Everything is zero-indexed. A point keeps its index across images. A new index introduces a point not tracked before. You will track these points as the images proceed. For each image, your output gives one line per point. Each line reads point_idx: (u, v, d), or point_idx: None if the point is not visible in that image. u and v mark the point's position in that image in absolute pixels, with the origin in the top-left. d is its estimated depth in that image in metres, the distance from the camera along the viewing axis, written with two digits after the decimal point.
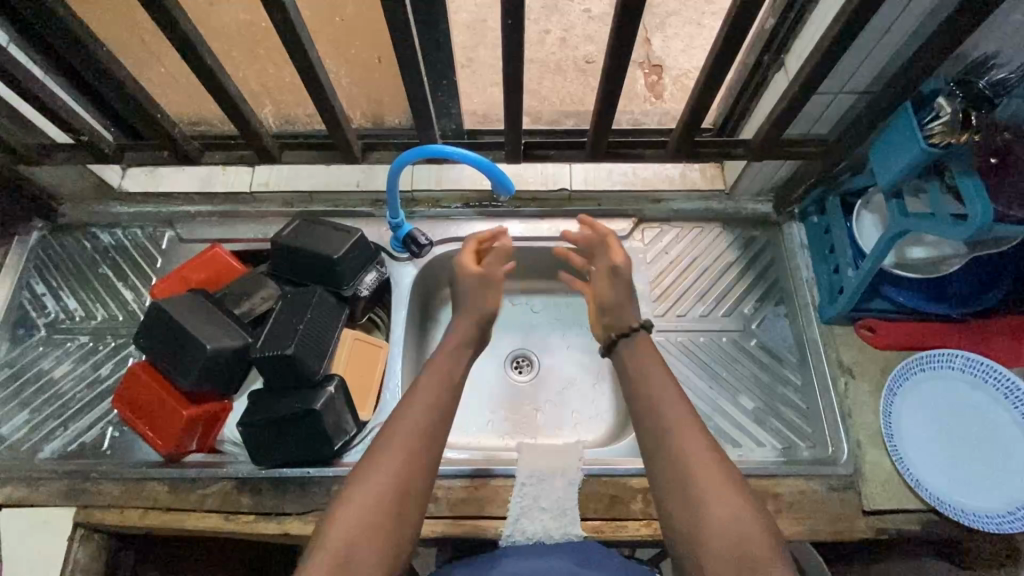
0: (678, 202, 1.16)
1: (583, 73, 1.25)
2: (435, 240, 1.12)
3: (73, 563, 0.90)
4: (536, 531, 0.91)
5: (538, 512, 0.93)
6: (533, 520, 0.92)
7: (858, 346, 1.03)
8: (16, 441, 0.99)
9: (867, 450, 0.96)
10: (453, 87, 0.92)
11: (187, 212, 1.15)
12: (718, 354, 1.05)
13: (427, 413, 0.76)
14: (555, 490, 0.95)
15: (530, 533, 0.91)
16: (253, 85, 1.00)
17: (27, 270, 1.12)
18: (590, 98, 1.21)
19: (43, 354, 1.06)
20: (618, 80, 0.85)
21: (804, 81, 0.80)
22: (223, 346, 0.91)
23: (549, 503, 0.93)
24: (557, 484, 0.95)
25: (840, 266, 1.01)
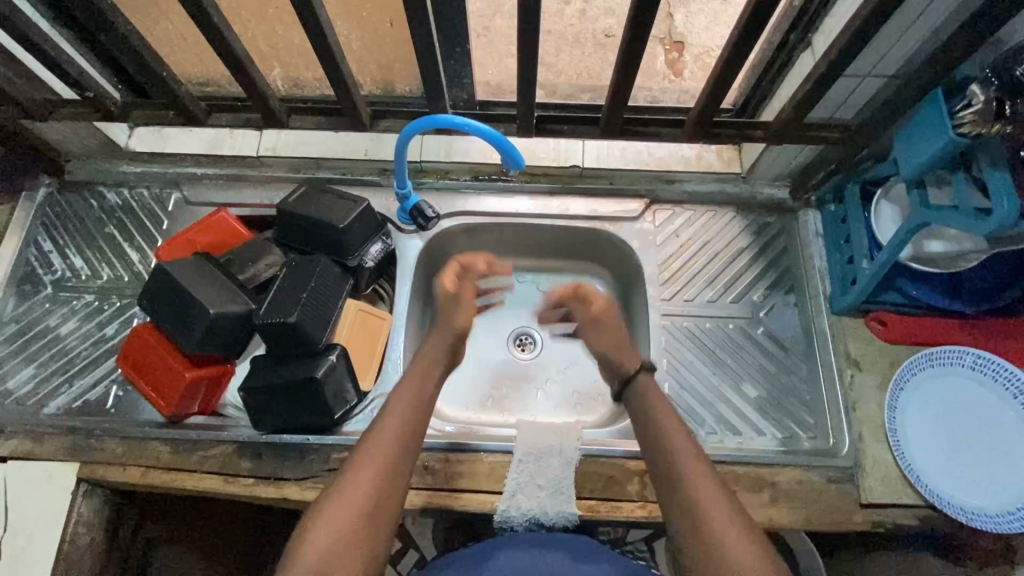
0: (692, 183, 1.13)
1: (602, 47, 1.21)
2: (442, 214, 1.11)
3: (77, 516, 0.92)
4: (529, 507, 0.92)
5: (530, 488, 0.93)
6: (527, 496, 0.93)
7: (867, 338, 1.01)
8: (22, 395, 1.00)
9: (869, 444, 0.95)
10: (466, 56, 0.90)
11: (193, 173, 1.13)
12: (724, 341, 1.03)
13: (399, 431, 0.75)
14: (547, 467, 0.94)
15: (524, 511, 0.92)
16: (262, 46, 0.97)
17: (33, 228, 1.12)
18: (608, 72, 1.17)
19: (49, 311, 1.06)
20: (638, 55, 0.82)
21: (832, 61, 0.77)
22: (226, 312, 0.91)
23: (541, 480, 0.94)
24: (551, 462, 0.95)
25: (856, 257, 0.98)
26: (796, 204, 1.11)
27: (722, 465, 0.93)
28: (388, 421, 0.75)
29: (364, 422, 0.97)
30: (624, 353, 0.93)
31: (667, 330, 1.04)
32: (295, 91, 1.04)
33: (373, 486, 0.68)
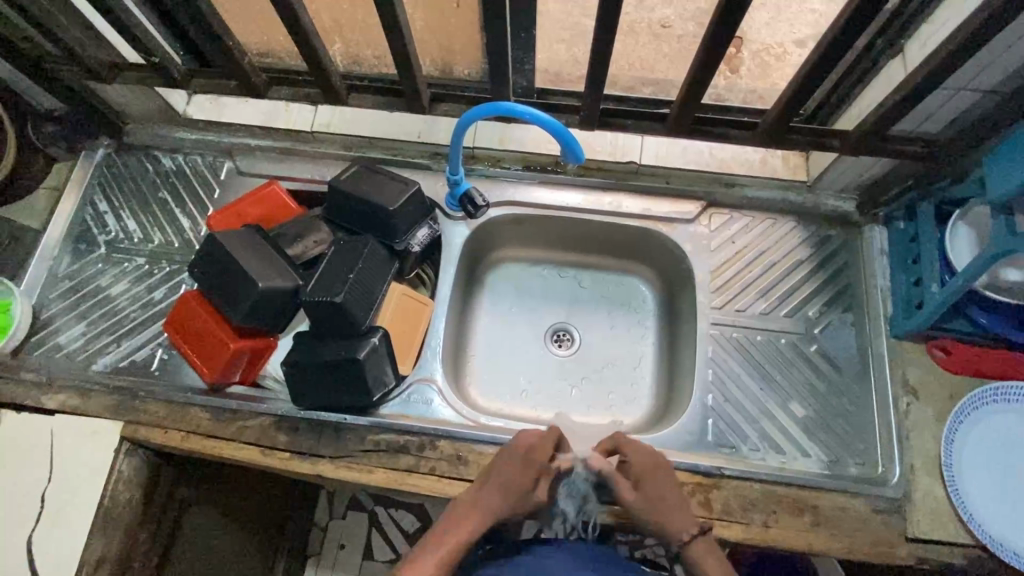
0: (754, 189, 1.08)
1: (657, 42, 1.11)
2: (491, 203, 1.09)
3: (117, 475, 0.94)
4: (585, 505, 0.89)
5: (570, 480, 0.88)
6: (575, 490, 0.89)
7: (927, 365, 0.96)
8: (73, 350, 1.03)
9: (921, 476, 0.91)
10: (531, 41, 0.87)
11: (248, 145, 1.14)
12: (774, 355, 1.00)
13: (464, 536, 0.78)
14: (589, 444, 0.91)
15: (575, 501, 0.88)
16: (325, 20, 0.95)
17: (91, 188, 1.14)
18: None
19: (101, 271, 1.09)
20: (718, 52, 0.78)
21: (931, 71, 0.71)
22: (274, 286, 0.91)
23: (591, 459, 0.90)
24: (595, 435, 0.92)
25: (924, 279, 0.93)
26: (862, 218, 1.05)
27: (762, 483, 0.90)
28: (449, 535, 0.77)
29: (400, 406, 0.97)
30: (683, 522, 0.82)
31: (716, 339, 1.01)
32: (354, 68, 1.02)
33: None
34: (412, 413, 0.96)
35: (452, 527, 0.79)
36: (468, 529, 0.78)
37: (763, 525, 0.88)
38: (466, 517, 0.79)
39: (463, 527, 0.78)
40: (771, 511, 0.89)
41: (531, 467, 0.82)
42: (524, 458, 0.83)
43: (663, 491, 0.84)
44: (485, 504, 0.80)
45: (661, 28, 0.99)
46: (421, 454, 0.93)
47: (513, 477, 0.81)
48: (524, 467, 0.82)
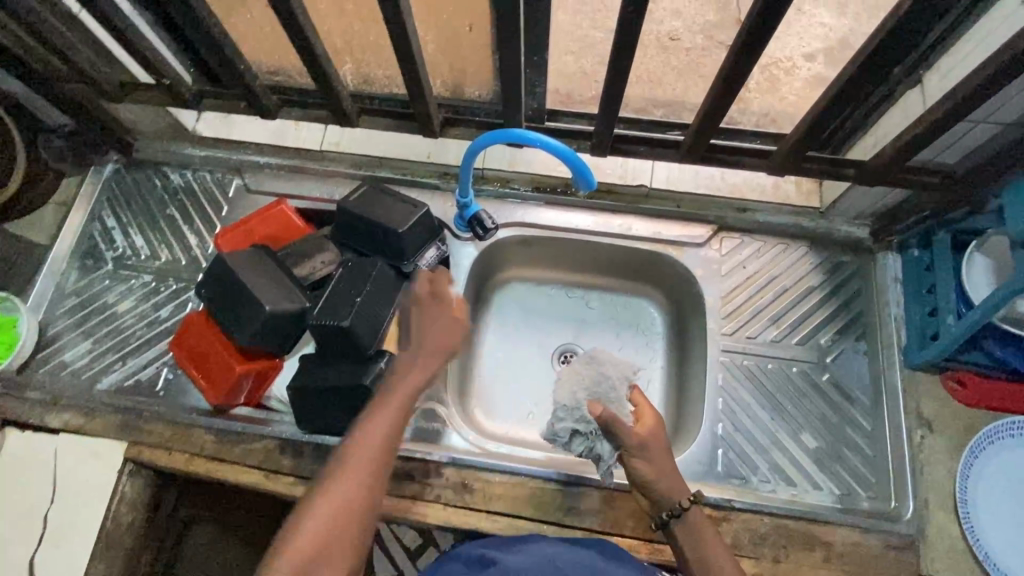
0: (766, 214, 1.07)
1: (665, 50, 1.15)
2: (499, 223, 1.08)
3: (120, 496, 0.93)
4: (602, 446, 0.82)
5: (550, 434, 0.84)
6: (573, 441, 0.83)
7: (941, 398, 0.95)
8: (78, 368, 1.02)
9: (935, 512, 0.89)
10: (544, 65, 0.86)
11: (256, 162, 1.14)
12: (785, 385, 0.98)
13: (371, 461, 0.67)
14: (560, 399, 0.84)
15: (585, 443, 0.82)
16: (336, 41, 0.95)
17: (99, 203, 1.14)
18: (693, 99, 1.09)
19: (108, 288, 1.08)
20: (734, 80, 0.77)
21: (953, 105, 0.70)
22: (282, 309, 0.90)
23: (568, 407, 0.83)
24: (568, 394, 0.84)
25: (940, 311, 0.92)
26: (875, 245, 1.04)
27: (773, 517, 0.89)
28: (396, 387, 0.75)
29: (404, 431, 0.95)
30: (679, 488, 0.78)
31: (726, 366, 0.99)
32: (364, 87, 1.02)
33: (328, 527, 0.62)
34: (416, 438, 0.95)
35: (349, 456, 0.67)
36: (372, 455, 0.67)
37: (774, 559, 0.87)
38: (365, 438, 0.69)
39: (363, 452, 0.67)
40: (781, 546, 0.88)
41: (416, 376, 0.76)
42: (450, 311, 0.86)
43: (654, 457, 0.79)
44: (384, 425, 0.70)
45: (670, 43, 1.16)
46: (426, 481, 0.92)
47: (404, 388, 0.75)
48: (411, 373, 0.77)
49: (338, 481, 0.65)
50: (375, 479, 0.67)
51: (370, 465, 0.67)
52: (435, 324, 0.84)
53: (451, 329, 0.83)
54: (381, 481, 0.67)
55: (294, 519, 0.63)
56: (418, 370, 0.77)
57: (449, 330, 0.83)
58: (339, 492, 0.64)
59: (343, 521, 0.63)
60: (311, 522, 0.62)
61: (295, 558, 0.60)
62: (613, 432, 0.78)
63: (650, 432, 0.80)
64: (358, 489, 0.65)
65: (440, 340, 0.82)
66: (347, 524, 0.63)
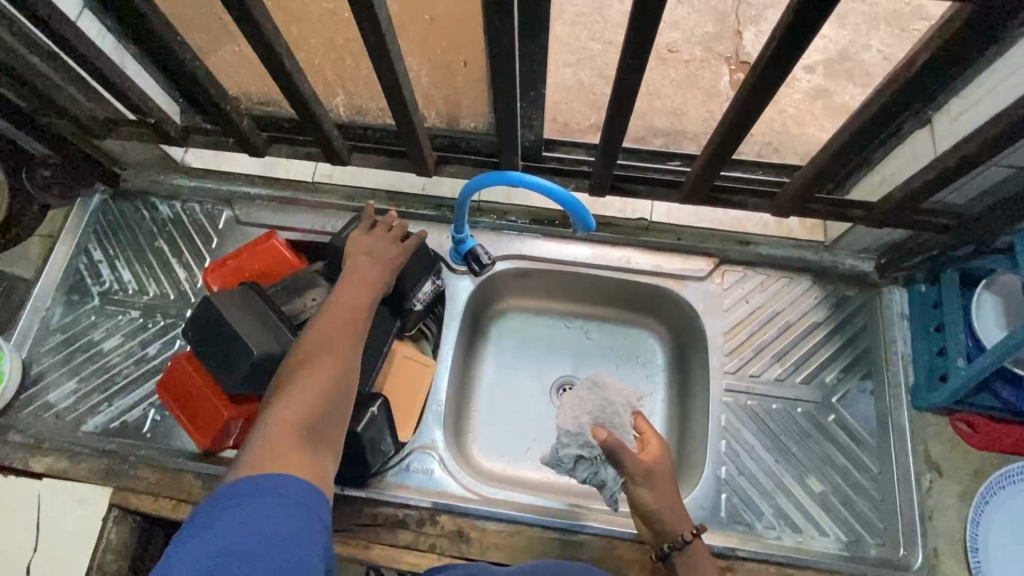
0: (769, 247, 1.04)
1: (664, 62, 1.14)
2: (496, 256, 1.06)
3: (105, 544, 0.90)
4: (607, 472, 0.80)
5: (554, 459, 0.82)
6: (579, 466, 0.81)
7: (950, 440, 0.92)
8: (63, 409, 1.00)
9: (944, 560, 0.87)
10: (541, 100, 0.84)
11: (247, 193, 1.11)
12: (790, 425, 0.96)
13: (338, 355, 0.70)
14: (563, 424, 0.81)
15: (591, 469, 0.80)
16: (327, 74, 0.92)
17: (85, 235, 1.11)
18: (693, 109, 1.09)
19: (95, 324, 1.05)
20: (737, 121, 0.75)
21: (969, 153, 0.68)
22: (271, 352, 0.87)
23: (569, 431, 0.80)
24: (571, 419, 0.81)
25: (948, 352, 0.89)
26: (881, 279, 1.02)
27: (778, 565, 0.87)
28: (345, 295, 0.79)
29: (398, 476, 0.92)
30: (681, 518, 0.78)
31: (729, 406, 0.97)
32: (356, 118, 0.99)
33: (313, 407, 0.63)
34: (410, 484, 0.92)
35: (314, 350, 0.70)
36: (337, 349, 0.71)
37: None
38: (327, 334, 0.72)
39: (329, 347, 0.70)
40: None
41: (359, 283, 0.82)
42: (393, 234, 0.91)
43: (657, 484, 0.79)
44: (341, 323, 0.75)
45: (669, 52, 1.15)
46: (421, 528, 0.89)
47: (356, 299, 0.79)
48: (357, 286, 0.81)
49: (312, 366, 0.67)
50: (346, 364, 0.70)
51: (337, 353, 0.70)
52: (373, 238, 0.91)
53: (390, 245, 0.90)
54: (351, 364, 0.71)
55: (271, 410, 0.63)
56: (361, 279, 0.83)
57: (389, 245, 0.90)
58: (314, 375, 0.66)
59: (327, 392, 0.65)
60: (292, 403, 0.63)
61: (288, 429, 0.60)
62: (618, 461, 0.78)
63: (655, 459, 0.80)
64: (336, 364, 0.69)
65: (384, 257, 0.88)
66: (331, 395, 0.65)
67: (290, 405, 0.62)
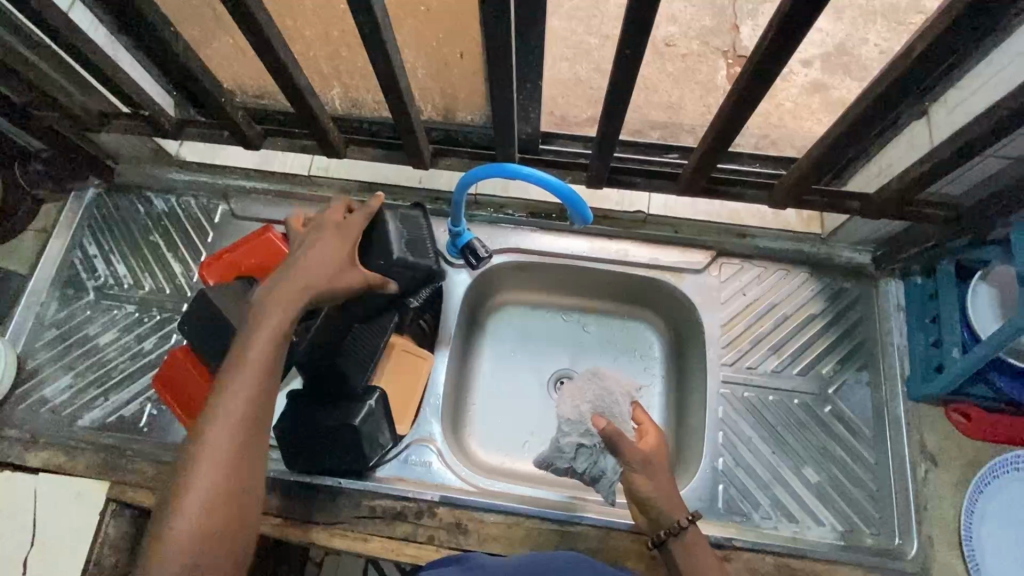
0: (766, 239, 1.05)
1: (661, 55, 1.14)
2: (494, 250, 1.06)
3: (103, 539, 0.90)
4: (606, 461, 0.83)
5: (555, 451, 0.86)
6: (579, 457, 0.85)
7: (946, 430, 0.93)
8: (59, 404, 0.99)
9: (939, 549, 0.87)
10: (538, 92, 0.84)
11: (243, 186, 1.10)
12: (787, 416, 0.96)
13: (235, 442, 0.59)
14: (565, 415, 0.87)
15: (590, 459, 0.84)
16: (322, 67, 0.91)
17: (80, 229, 1.10)
18: (691, 104, 1.09)
19: (90, 319, 1.05)
20: (734, 115, 0.75)
21: (965, 143, 0.68)
22: None
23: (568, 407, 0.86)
24: (571, 407, 0.86)
25: (944, 343, 0.90)
26: (878, 271, 1.02)
27: (776, 555, 0.87)
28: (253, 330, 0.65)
29: (396, 469, 0.93)
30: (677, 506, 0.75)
31: (726, 397, 0.97)
32: (352, 111, 0.99)
33: (209, 509, 0.56)
34: (408, 476, 0.92)
35: (207, 436, 0.59)
36: (236, 431, 0.59)
37: None
38: (228, 409, 0.60)
39: (226, 428, 0.59)
40: None
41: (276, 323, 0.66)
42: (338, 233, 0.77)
43: (656, 473, 0.77)
44: (249, 384, 0.61)
45: (666, 46, 1.16)
46: (419, 521, 0.90)
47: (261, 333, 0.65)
48: (269, 309, 0.67)
49: (203, 463, 0.57)
50: (247, 448, 0.60)
51: (235, 439, 0.59)
52: (318, 244, 0.75)
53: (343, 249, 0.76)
54: (260, 437, 0.61)
55: (168, 511, 0.56)
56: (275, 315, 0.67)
57: (334, 252, 0.75)
58: (205, 476, 0.57)
59: (222, 499, 0.57)
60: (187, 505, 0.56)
61: (185, 547, 0.55)
62: (615, 449, 0.77)
63: (653, 450, 0.79)
64: (238, 436, 0.59)
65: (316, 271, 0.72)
66: (229, 501, 0.57)
67: (179, 524, 0.55)
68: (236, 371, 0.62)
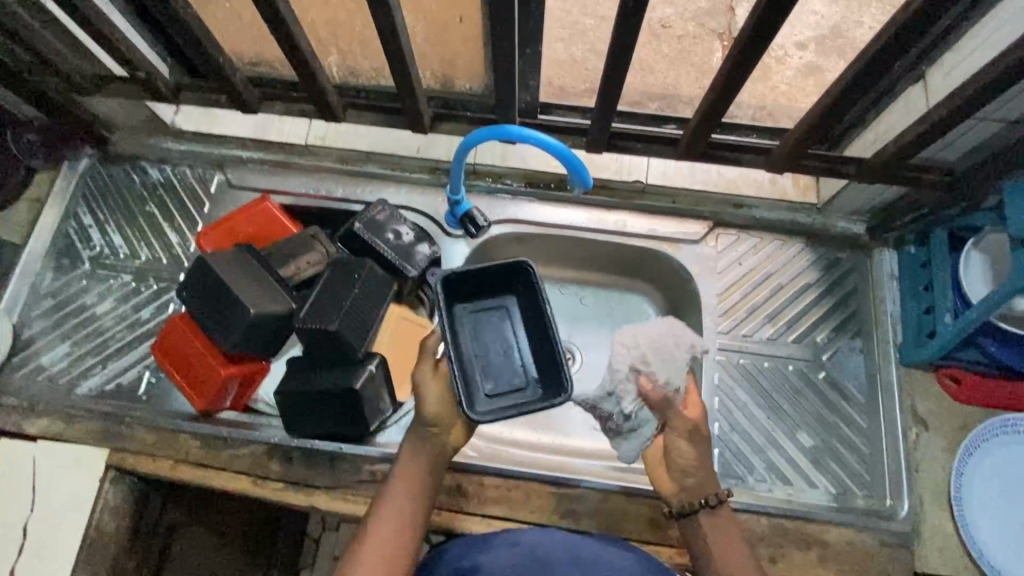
0: (762, 209, 1.05)
1: (656, 37, 1.10)
2: (493, 220, 1.05)
3: (103, 504, 0.91)
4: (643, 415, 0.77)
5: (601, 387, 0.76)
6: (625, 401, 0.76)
7: (937, 395, 0.94)
8: (56, 372, 0.99)
9: (929, 509, 0.90)
10: (538, 58, 0.83)
11: (238, 156, 1.09)
12: (783, 383, 0.98)
13: (386, 554, 0.72)
14: (623, 340, 0.76)
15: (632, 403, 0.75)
16: (320, 31, 0.91)
17: (75, 199, 1.09)
18: (687, 87, 1.05)
19: (86, 289, 1.04)
20: (734, 78, 0.75)
21: (960, 104, 0.69)
22: (266, 312, 0.88)
23: (625, 348, 0.75)
24: (631, 339, 0.76)
25: (936, 309, 0.91)
26: (872, 241, 1.03)
27: (769, 516, 0.89)
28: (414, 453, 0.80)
29: (396, 435, 0.94)
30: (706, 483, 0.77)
31: (723, 365, 0.98)
32: (350, 79, 0.98)
33: None
34: None
35: (361, 545, 0.73)
36: (388, 544, 0.72)
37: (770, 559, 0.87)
38: (379, 528, 0.73)
39: (379, 544, 0.72)
40: (778, 546, 0.87)
41: (411, 452, 0.80)
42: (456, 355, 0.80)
43: (697, 441, 0.77)
44: (395, 511, 0.75)
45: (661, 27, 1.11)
46: None
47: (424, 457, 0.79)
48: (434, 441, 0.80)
49: (361, 564, 0.71)
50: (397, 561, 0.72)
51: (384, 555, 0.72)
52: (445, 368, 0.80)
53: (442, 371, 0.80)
54: (408, 539, 0.74)
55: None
56: (412, 446, 0.80)
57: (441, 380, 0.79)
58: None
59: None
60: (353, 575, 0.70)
61: None
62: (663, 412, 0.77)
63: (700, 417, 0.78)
64: (393, 532, 0.73)
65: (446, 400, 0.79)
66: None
67: None
68: (399, 480, 0.78)
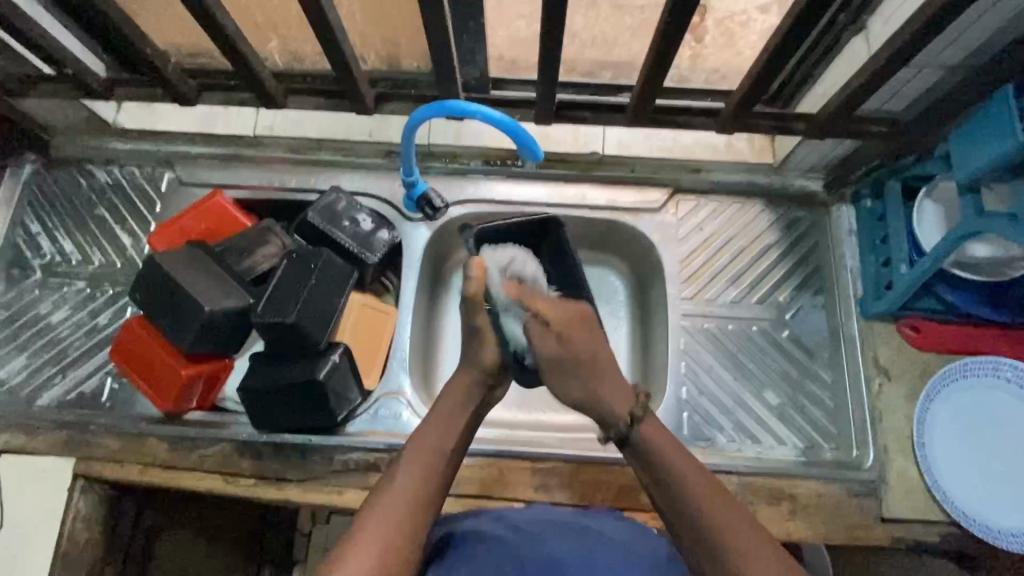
0: (720, 173, 1.06)
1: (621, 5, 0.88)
2: (450, 201, 1.04)
3: (74, 513, 0.89)
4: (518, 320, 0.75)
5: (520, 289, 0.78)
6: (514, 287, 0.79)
7: (898, 346, 0.96)
8: (15, 386, 0.97)
9: (893, 456, 0.91)
10: (480, 31, 0.81)
11: (187, 152, 1.07)
12: (746, 344, 0.99)
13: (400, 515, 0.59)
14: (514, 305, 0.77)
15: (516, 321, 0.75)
16: (255, 15, 0.88)
17: (20, 207, 1.06)
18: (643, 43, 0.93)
19: (41, 298, 1.02)
20: (672, 40, 0.75)
21: (895, 52, 0.70)
22: (221, 308, 0.86)
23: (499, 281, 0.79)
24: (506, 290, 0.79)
25: (892, 260, 0.92)
26: (829, 197, 1.04)
27: (738, 474, 0.90)
28: (441, 405, 0.71)
29: (367, 423, 0.93)
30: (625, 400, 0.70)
31: (689, 331, 0.99)
32: (294, 64, 0.95)
33: (384, 538, 0.56)
34: (379, 428, 0.93)
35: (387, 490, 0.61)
36: (411, 492, 0.61)
37: None
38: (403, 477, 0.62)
39: (405, 492, 0.61)
40: (749, 503, 0.89)
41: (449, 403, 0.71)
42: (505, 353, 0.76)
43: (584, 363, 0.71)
44: (420, 463, 0.64)
45: None
46: None
47: (452, 410, 0.71)
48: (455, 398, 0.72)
49: (387, 504, 0.59)
50: (424, 512, 0.61)
51: (405, 508, 0.59)
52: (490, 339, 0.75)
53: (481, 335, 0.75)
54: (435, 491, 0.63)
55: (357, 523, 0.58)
56: (452, 401, 0.72)
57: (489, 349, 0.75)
58: (377, 530, 0.57)
59: (386, 557, 0.55)
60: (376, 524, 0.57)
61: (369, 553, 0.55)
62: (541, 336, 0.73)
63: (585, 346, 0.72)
64: (416, 481, 0.62)
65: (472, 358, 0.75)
66: (393, 554, 0.56)
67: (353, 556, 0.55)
68: (427, 429, 0.68)
